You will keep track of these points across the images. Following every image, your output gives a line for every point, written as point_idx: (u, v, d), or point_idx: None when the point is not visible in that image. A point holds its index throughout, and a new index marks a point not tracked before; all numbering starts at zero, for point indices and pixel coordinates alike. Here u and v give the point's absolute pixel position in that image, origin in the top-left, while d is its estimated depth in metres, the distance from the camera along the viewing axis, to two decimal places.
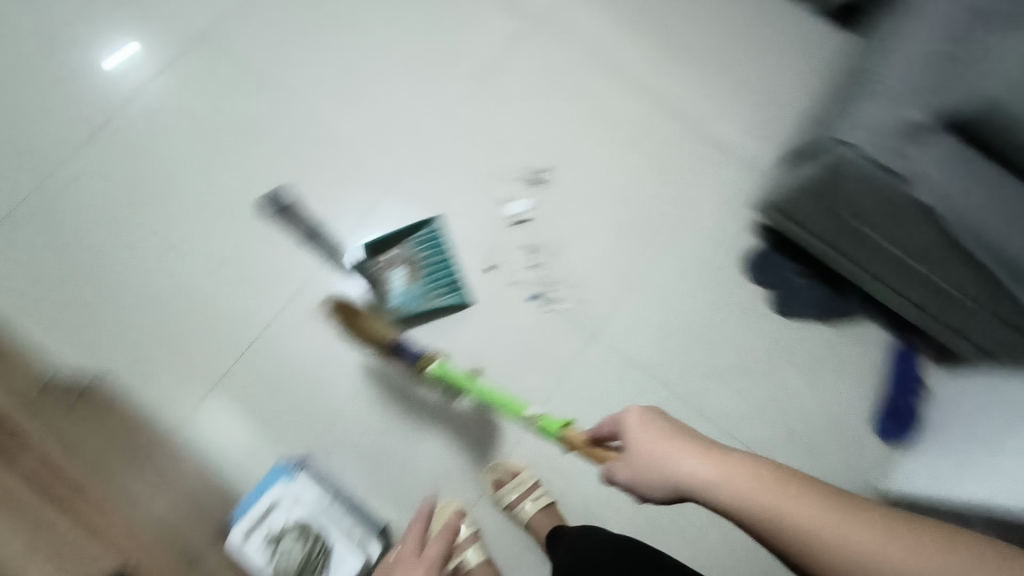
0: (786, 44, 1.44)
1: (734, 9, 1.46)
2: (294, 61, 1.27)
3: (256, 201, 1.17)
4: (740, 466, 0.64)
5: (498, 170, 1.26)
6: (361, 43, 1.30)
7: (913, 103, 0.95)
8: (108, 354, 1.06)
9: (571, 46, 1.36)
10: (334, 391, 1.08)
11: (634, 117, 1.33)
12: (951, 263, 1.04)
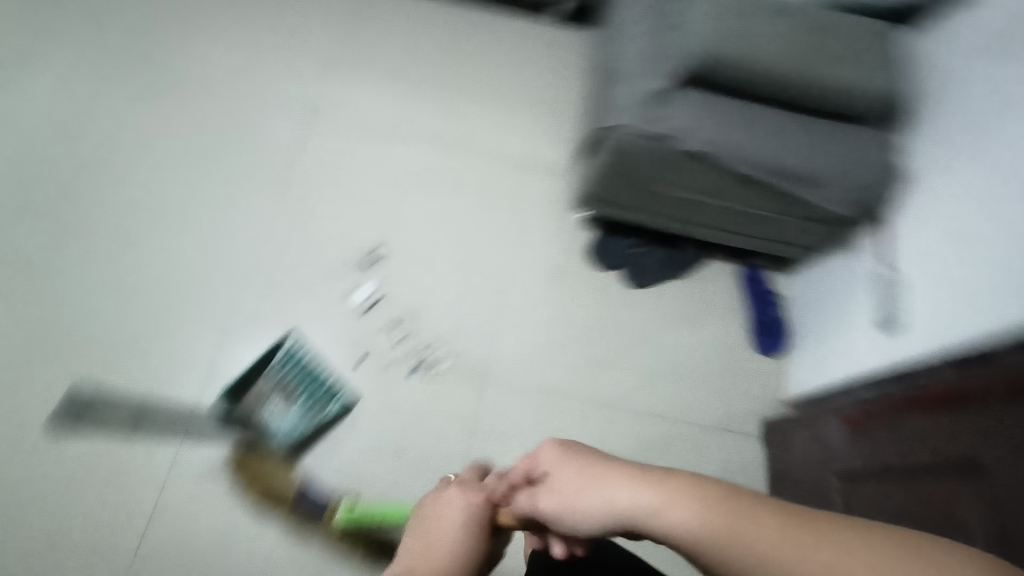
0: (546, 54, 1.57)
1: (492, 36, 1.57)
2: (88, 241, 1.23)
3: (101, 393, 1.12)
4: (665, 481, 0.61)
5: (332, 264, 1.27)
6: (145, 197, 1.27)
7: (651, 76, 1.08)
8: None
9: (351, 123, 1.40)
10: (255, 544, 1.06)
11: (438, 168, 1.40)
12: (750, 194, 1.14)
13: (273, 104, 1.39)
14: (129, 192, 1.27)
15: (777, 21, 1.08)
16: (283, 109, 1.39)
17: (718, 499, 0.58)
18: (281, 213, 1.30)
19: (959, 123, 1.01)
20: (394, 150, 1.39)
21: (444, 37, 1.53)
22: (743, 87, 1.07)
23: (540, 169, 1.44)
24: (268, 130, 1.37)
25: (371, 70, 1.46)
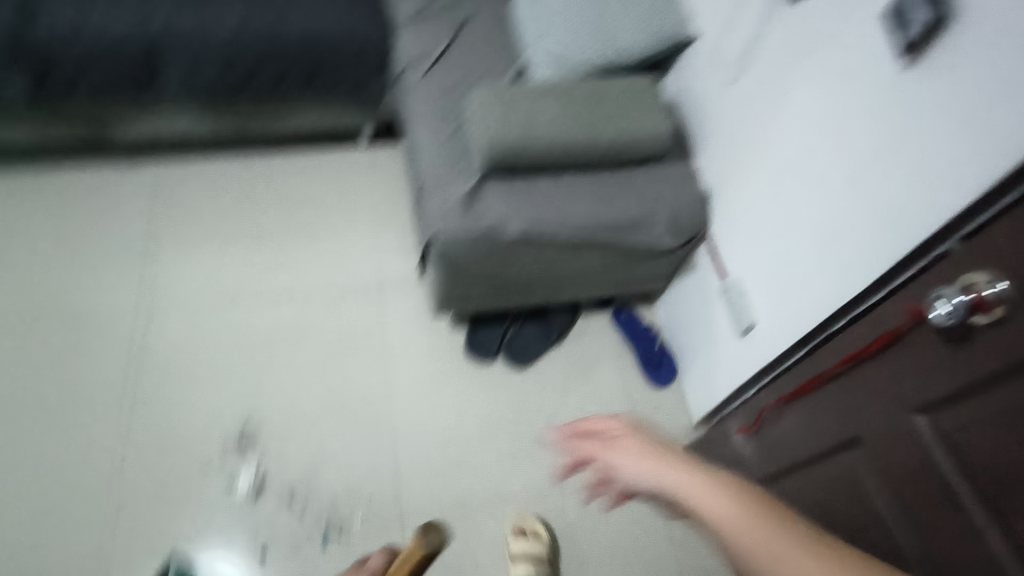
0: (367, 180, 1.64)
1: (312, 178, 1.62)
2: None
3: None
4: None
5: (209, 461, 1.26)
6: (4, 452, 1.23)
7: (452, 184, 1.13)
8: None
9: (198, 307, 1.42)
10: None
11: (292, 324, 1.42)
12: (581, 255, 1.21)
13: (112, 316, 1.39)
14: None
15: (545, 97, 1.17)
16: (124, 316, 1.39)
17: None
18: (144, 427, 1.28)
19: (719, 137, 1.12)
20: (247, 321, 1.41)
21: (264, 197, 1.58)
22: (538, 165, 1.15)
23: (393, 287, 1.48)
24: (114, 341, 1.36)
25: (202, 249, 1.49)
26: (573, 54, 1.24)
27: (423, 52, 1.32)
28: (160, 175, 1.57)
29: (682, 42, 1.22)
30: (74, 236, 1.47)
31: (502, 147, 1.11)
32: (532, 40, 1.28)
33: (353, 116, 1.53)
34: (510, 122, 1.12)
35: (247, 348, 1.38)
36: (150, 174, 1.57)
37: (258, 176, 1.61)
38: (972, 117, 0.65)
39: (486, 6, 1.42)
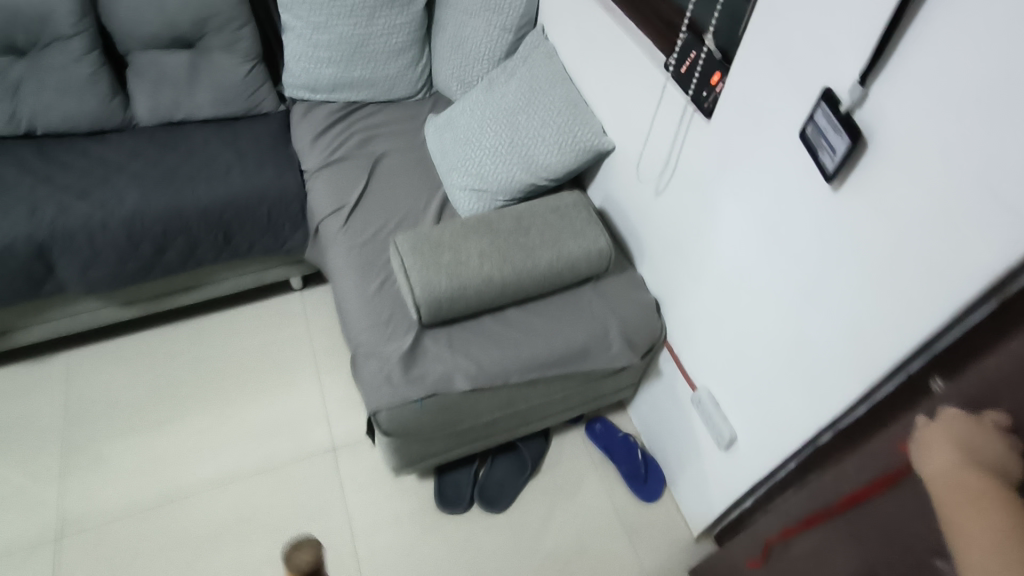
0: (302, 331, 1.54)
1: (241, 339, 1.51)
2: None
3: None
4: None
5: None
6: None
7: (386, 344, 1.04)
8: None
9: (126, 513, 1.25)
10: None
11: (238, 514, 1.26)
12: (543, 391, 1.11)
13: (24, 546, 1.20)
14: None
15: (469, 236, 1.08)
16: (37, 544, 1.20)
17: None
18: None
19: (657, 246, 1.10)
20: (186, 520, 1.25)
21: (190, 368, 1.45)
22: (474, 309, 1.06)
23: (346, 447, 1.35)
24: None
25: (126, 443, 1.33)
26: (493, 179, 1.23)
27: (339, 197, 1.25)
28: (74, 366, 1.43)
29: (601, 153, 1.18)
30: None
31: (432, 300, 1.02)
32: (450, 168, 1.28)
33: (275, 270, 1.45)
34: (436, 271, 1.03)
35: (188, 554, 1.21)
36: (62, 366, 1.43)
37: (183, 345, 1.49)
38: (908, 250, 0.64)
39: (398, 140, 1.38)
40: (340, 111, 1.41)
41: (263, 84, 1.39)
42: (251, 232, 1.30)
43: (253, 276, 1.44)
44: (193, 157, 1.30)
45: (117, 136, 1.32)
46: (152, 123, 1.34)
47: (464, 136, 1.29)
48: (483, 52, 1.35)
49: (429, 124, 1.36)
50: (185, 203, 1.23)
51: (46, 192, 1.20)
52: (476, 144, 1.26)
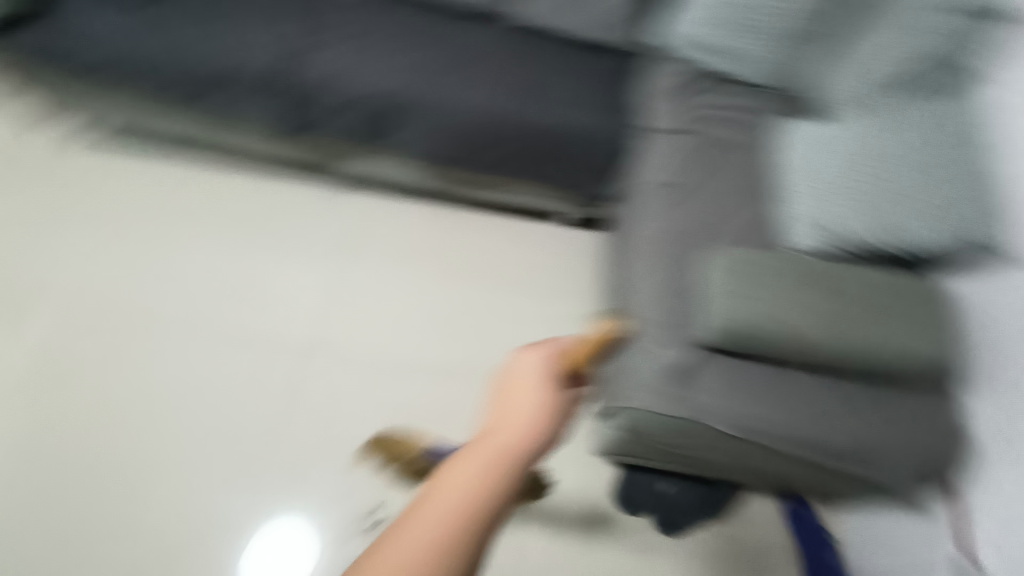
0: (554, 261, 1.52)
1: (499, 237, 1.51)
2: (39, 514, 1.07)
3: None
4: (519, 409, 0.58)
5: (325, 532, 1.12)
6: (118, 460, 1.13)
7: (660, 348, 0.99)
8: None
9: (351, 354, 1.29)
10: None
11: (442, 397, 1.27)
12: (792, 467, 1.00)
13: None
14: (103, 453, 1.13)
15: (799, 282, 0.98)
16: (273, 343, 1.28)
17: (501, 459, 0.53)
18: (268, 465, 1.16)
19: None
20: (399, 388, 1.28)
21: (446, 242, 1.47)
22: (778, 352, 0.96)
23: None
24: (257, 369, 1.24)
25: (371, 289, 1.37)
26: (851, 217, 1.06)
27: (667, 171, 1.18)
28: (348, 199, 1.48)
29: (981, 248, 1.02)
30: (251, 241, 1.39)
31: (730, 331, 0.95)
32: (798, 191, 1.11)
33: (559, 204, 1.45)
34: (745, 304, 0.95)
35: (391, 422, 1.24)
36: (338, 194, 1.48)
37: (445, 225, 1.49)
38: None
39: (745, 130, 1.23)
40: (696, 76, 1.28)
41: (635, 25, 1.33)
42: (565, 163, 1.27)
43: (536, 199, 1.44)
44: (546, 74, 1.28)
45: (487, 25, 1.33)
46: (521, 27, 1.35)
47: (840, 155, 1.10)
48: (901, 72, 1.14)
49: (790, 123, 1.19)
50: (524, 118, 1.24)
51: (418, 58, 1.25)
52: (840, 178, 1.08)
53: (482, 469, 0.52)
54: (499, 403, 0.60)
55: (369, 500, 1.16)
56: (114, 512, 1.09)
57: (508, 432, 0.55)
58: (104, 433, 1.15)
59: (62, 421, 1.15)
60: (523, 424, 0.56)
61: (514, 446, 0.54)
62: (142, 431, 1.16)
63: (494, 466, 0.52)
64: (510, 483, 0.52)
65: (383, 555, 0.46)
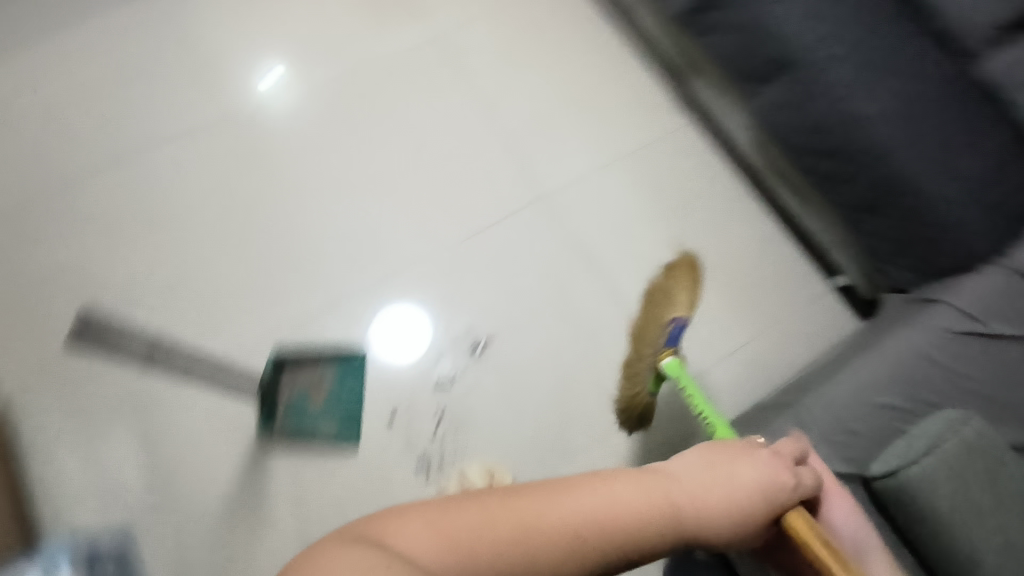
0: (795, 302, 1.35)
1: (766, 243, 1.38)
2: (303, 141, 1.32)
3: (205, 261, 1.22)
4: (722, 498, 0.68)
5: (440, 322, 1.24)
6: (370, 154, 1.34)
7: (818, 441, 0.88)
8: (43, 350, 1.15)
9: (567, 225, 1.33)
10: (205, 468, 1.11)
11: (598, 316, 1.28)
12: None
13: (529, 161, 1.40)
14: (366, 140, 1.34)
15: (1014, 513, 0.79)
16: (523, 168, 1.37)
17: (667, 518, 0.65)
18: (449, 243, 1.30)
19: None
20: (576, 278, 1.30)
21: (716, 207, 1.39)
22: (915, 540, 0.80)
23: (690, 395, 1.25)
24: (498, 178, 1.36)
25: (624, 192, 1.38)
26: None
27: (994, 314, 0.94)
28: (672, 112, 1.46)
29: None
30: (575, 83, 1.45)
31: (899, 487, 0.79)
32: None
33: (844, 255, 1.29)
34: (951, 486, 0.79)
35: (548, 297, 1.28)
36: (668, 104, 1.47)
37: (730, 197, 1.40)
38: None
39: None
40: None
41: None
42: (889, 229, 1.10)
43: (830, 235, 1.30)
44: (966, 138, 1.07)
45: (949, 54, 1.13)
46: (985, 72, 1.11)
47: None
48: None
49: None
50: (896, 154, 1.06)
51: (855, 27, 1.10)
52: None
53: (652, 505, 0.65)
54: (707, 464, 0.71)
55: (486, 331, 1.24)
56: (342, 185, 1.30)
57: (697, 504, 0.67)
58: (376, 128, 1.35)
59: (362, 100, 1.37)
60: (704, 506, 0.67)
61: (681, 514, 0.66)
62: (398, 149, 1.35)
63: (662, 511, 0.65)
64: (656, 536, 0.64)
65: (542, 495, 0.61)
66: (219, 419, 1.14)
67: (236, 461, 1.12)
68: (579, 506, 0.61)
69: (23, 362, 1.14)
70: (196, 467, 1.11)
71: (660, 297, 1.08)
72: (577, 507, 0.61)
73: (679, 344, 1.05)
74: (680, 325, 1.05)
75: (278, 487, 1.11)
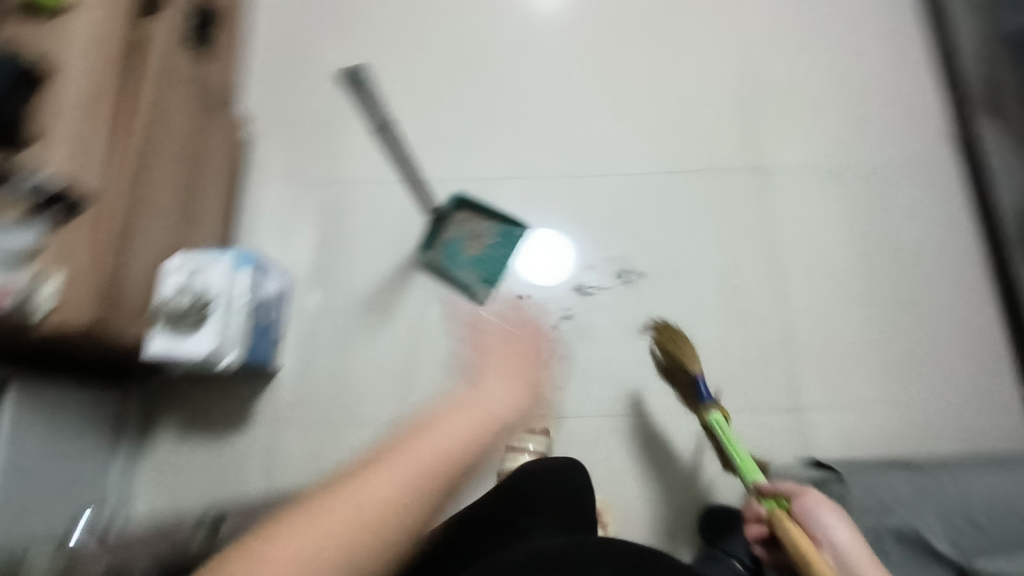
0: (980, 394, 1.16)
1: (976, 320, 1.19)
2: (559, 25, 1.38)
3: (433, 93, 1.34)
4: (519, 392, 0.66)
5: (602, 238, 1.26)
6: (611, 60, 1.36)
7: (932, 514, 0.84)
8: (284, 106, 1.34)
9: (767, 207, 1.27)
10: (357, 258, 1.24)
11: (752, 302, 1.22)
12: None
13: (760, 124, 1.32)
14: (614, 47, 1.36)
15: None
16: (747, 133, 1.31)
17: (488, 429, 0.60)
18: (644, 169, 1.29)
19: None
20: (748, 257, 1.25)
21: (935, 257, 1.23)
22: None
23: (810, 422, 1.16)
24: (720, 133, 1.31)
25: (840, 198, 1.27)
26: None
27: None
28: (938, 142, 1.29)
29: None
30: (844, 74, 1.34)
31: None
32: None
33: None
34: None
35: (713, 263, 1.24)
36: (935, 132, 1.30)
37: (959, 255, 1.23)
38: None
39: None
40: None
41: None
42: None
43: None
44: None
45: None
46: None
47: None
48: None
49: None
50: None
51: None
52: None
53: (464, 426, 0.58)
54: (501, 364, 0.69)
55: (641, 266, 1.24)
56: (572, 80, 1.34)
57: (503, 412, 0.63)
58: (627, 40, 1.37)
59: (627, 11, 1.39)
60: (501, 407, 0.63)
61: (492, 419, 0.60)
62: (638, 66, 1.35)
63: (475, 428, 0.59)
64: (466, 446, 0.57)
65: (349, 499, 0.51)
66: (384, 224, 1.25)
67: (385, 270, 1.23)
68: (395, 490, 0.52)
69: (266, 108, 1.33)
70: (350, 256, 1.24)
71: (672, 369, 1.07)
72: (397, 488, 0.52)
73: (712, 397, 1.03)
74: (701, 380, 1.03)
75: (401, 302, 1.20)
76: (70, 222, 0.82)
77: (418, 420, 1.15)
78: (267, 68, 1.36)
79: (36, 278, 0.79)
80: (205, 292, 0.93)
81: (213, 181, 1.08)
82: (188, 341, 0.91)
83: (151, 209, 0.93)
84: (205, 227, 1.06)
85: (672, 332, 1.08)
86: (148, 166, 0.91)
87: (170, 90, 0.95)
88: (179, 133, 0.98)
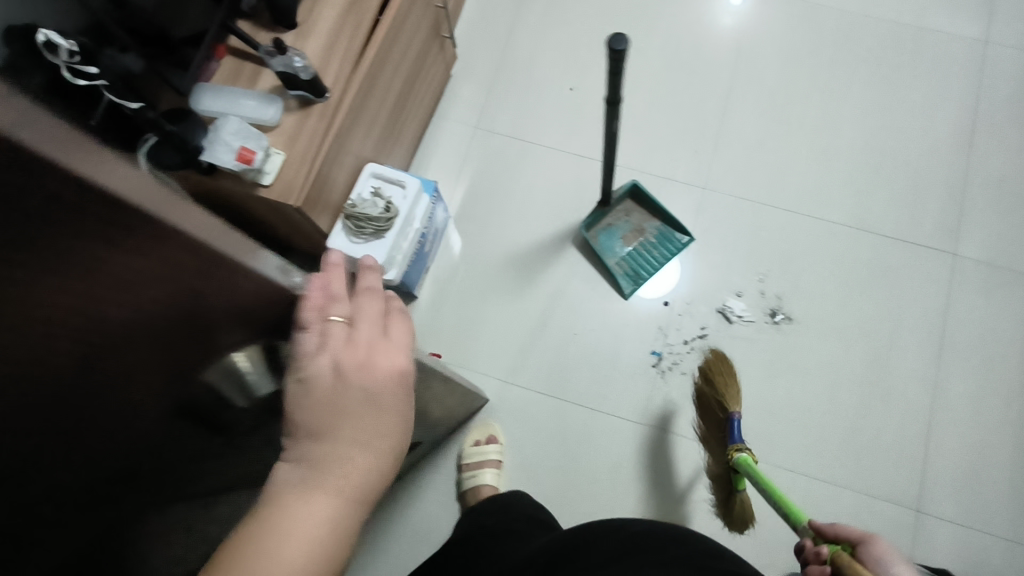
0: None
1: None
2: (783, 44, 1.31)
3: (634, 77, 1.31)
4: (371, 427, 0.49)
5: (762, 268, 1.19)
6: (827, 93, 1.28)
7: None
8: (487, 50, 1.35)
9: (948, 295, 1.17)
10: (516, 216, 1.25)
11: (903, 383, 1.14)
12: None
13: (972, 202, 1.21)
14: (834, 79, 1.29)
15: None
16: (954, 208, 1.21)
17: (346, 506, 0.46)
18: (830, 212, 1.22)
19: None
20: (915, 335, 1.16)
21: None
22: None
23: (928, 525, 1.08)
24: (924, 200, 1.21)
25: None
26: None
27: None
28: None
29: None
30: None
31: None
32: None
33: None
34: None
35: (874, 330, 1.16)
36: None
37: None
38: None
39: None
40: None
41: None
42: None
43: None
44: None
45: None
46: None
47: None
48: None
49: None
50: None
51: None
52: None
53: (321, 512, 0.44)
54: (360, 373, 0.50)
55: (795, 311, 1.18)
56: (780, 102, 1.28)
57: (345, 474, 0.47)
58: (850, 76, 1.29)
59: (860, 47, 1.30)
60: (350, 464, 0.47)
61: (357, 485, 0.47)
62: (855, 107, 1.27)
63: (332, 507, 0.45)
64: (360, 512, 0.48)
65: None
66: (551, 193, 1.26)
67: (540, 236, 1.24)
68: None
69: (471, 47, 1.35)
70: (509, 212, 1.26)
71: (709, 401, 1.04)
72: None
73: (742, 439, 0.98)
74: (737, 419, 0.99)
75: (548, 272, 1.22)
76: (312, 106, 0.87)
77: (531, 387, 1.17)
78: (478, 11, 1.38)
79: (266, 148, 0.82)
80: (393, 206, 0.96)
81: (413, 105, 1.13)
82: (369, 246, 0.95)
83: (368, 115, 0.97)
84: (391, 144, 1.11)
85: (721, 362, 1.05)
86: (379, 75, 0.96)
87: (415, 11, 1.00)
88: (406, 51, 1.02)
